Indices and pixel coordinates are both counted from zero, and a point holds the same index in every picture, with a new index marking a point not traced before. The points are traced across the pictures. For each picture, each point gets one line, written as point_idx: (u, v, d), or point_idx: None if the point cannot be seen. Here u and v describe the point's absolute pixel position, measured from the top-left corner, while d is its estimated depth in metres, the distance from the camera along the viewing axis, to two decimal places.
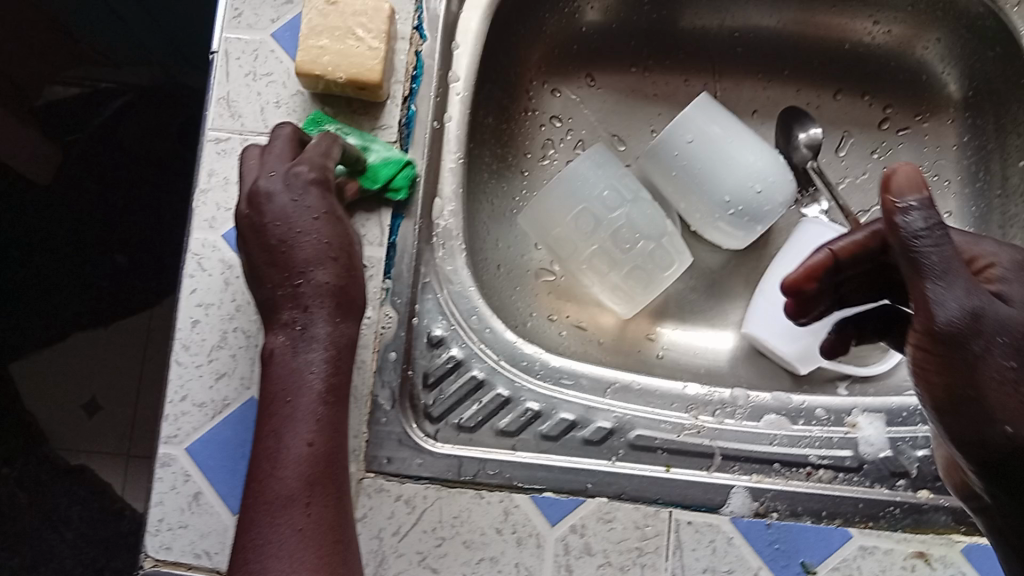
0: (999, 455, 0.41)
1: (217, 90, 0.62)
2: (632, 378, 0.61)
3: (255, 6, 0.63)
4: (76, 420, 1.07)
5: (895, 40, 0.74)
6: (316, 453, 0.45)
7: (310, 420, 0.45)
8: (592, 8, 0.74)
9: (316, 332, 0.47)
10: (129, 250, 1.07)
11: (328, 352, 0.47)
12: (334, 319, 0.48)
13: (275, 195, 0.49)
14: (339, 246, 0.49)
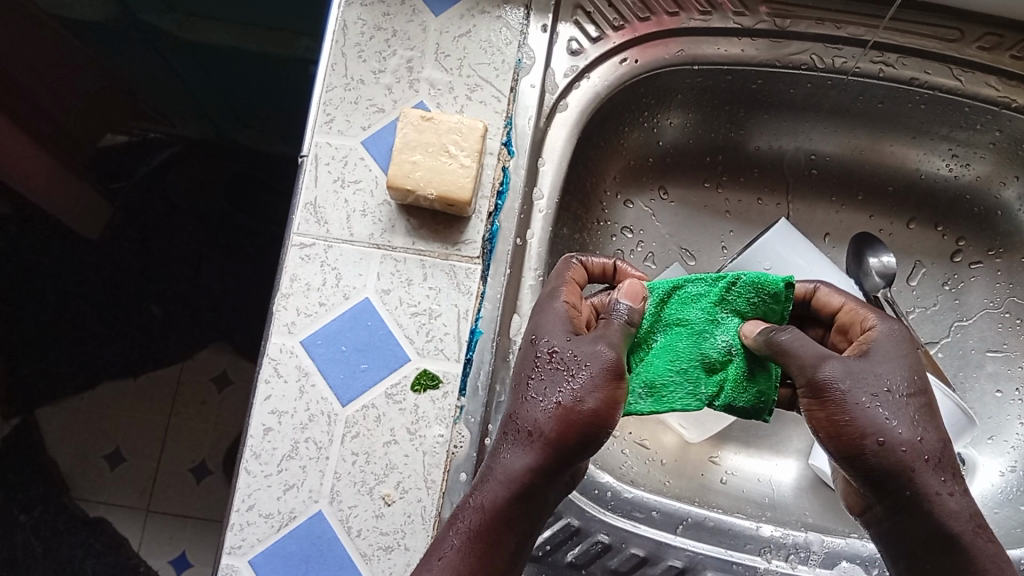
0: (869, 465, 0.44)
1: (305, 194, 0.62)
2: (706, 515, 0.61)
3: (347, 113, 0.64)
4: (98, 471, 1.08)
5: (973, 176, 0.73)
6: (453, 560, 0.47)
7: (465, 529, 0.48)
8: (671, 124, 0.73)
9: (503, 455, 0.48)
10: (164, 301, 1.08)
11: (506, 477, 0.47)
12: (523, 448, 0.47)
13: (545, 319, 0.51)
14: (574, 380, 0.47)
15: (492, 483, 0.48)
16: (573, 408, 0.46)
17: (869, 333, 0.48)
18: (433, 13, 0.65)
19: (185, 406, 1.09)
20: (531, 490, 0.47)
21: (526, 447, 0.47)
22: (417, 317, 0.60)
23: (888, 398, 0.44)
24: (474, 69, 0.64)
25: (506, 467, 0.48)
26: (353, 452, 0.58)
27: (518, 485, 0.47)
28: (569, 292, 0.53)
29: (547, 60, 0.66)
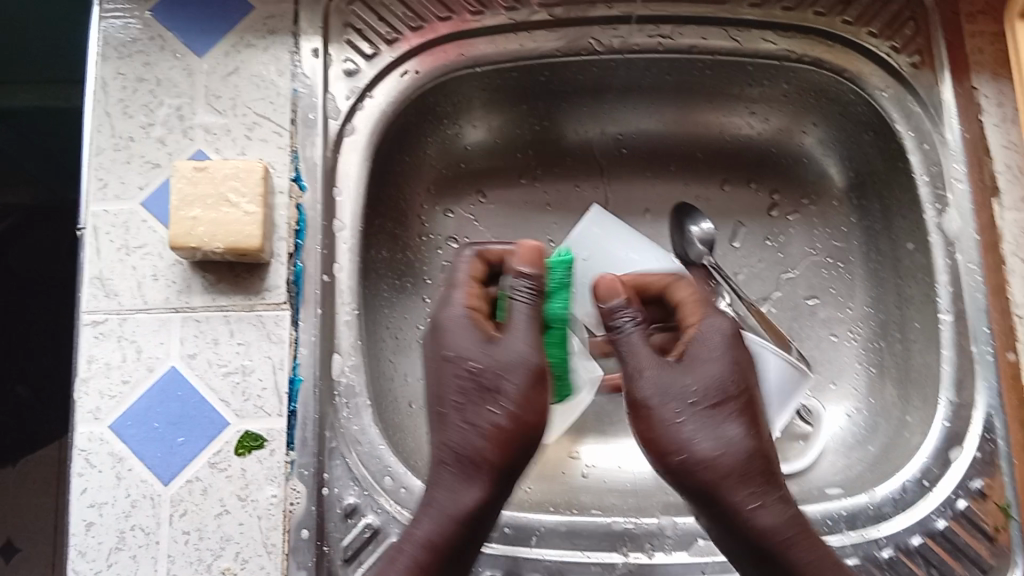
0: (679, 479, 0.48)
1: (89, 269, 0.58)
2: (557, 520, 0.59)
3: (121, 175, 0.60)
4: None
5: (775, 130, 0.74)
6: None
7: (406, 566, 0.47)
8: (473, 127, 0.72)
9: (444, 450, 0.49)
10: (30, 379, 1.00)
11: (451, 511, 0.47)
12: (469, 477, 0.48)
13: (448, 333, 0.50)
14: (510, 395, 0.48)
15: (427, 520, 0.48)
16: (510, 428, 0.48)
17: (692, 331, 0.51)
18: (197, 54, 0.62)
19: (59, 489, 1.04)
20: (476, 519, 0.48)
21: (470, 474, 0.48)
22: (229, 377, 0.57)
23: (692, 411, 0.47)
24: (248, 107, 0.61)
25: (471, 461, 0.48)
26: (183, 531, 0.55)
27: (467, 516, 0.48)
28: (467, 295, 0.52)
29: (325, 84, 0.63)
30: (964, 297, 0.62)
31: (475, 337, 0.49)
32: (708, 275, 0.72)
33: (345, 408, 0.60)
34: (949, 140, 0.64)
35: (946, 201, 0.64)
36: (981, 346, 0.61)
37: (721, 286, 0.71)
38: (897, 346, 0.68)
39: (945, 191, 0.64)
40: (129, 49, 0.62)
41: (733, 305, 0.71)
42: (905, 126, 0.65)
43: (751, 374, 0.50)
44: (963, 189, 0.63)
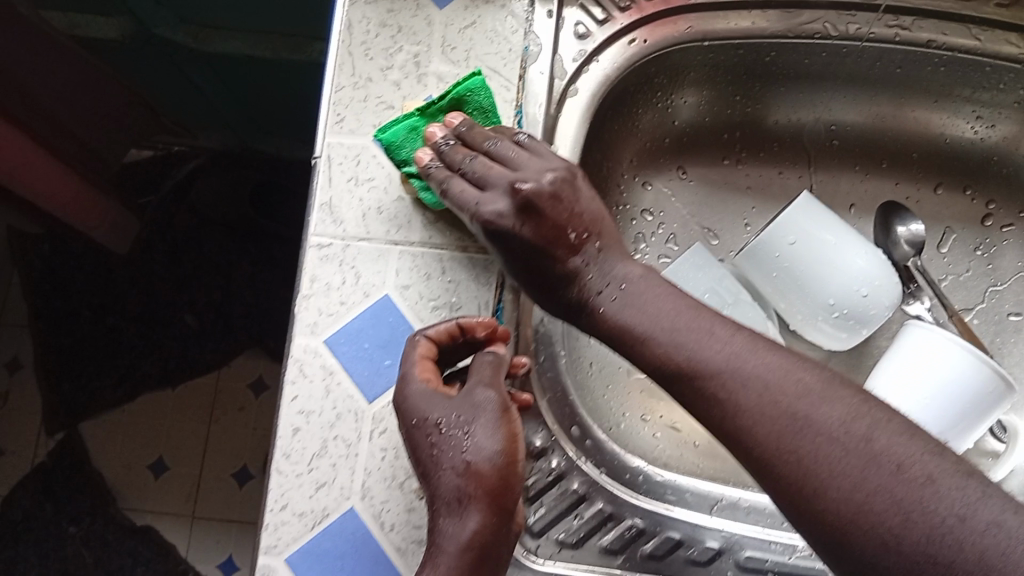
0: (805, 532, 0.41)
1: (320, 195, 0.62)
2: (739, 496, 0.62)
3: (357, 111, 0.64)
4: (144, 481, 1.09)
5: (999, 137, 0.71)
6: None
7: None
8: (685, 103, 0.73)
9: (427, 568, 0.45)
10: (197, 311, 1.11)
11: (463, 549, 0.44)
12: (467, 515, 0.45)
13: (409, 402, 0.49)
14: (456, 443, 0.47)
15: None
16: (483, 466, 0.46)
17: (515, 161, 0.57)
18: (438, 6, 0.65)
19: (224, 413, 1.11)
20: (482, 559, 0.45)
21: (468, 511, 0.46)
22: (438, 311, 0.60)
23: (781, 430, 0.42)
24: (481, 60, 0.64)
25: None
26: (382, 447, 0.58)
27: (471, 552, 0.44)
28: (425, 370, 0.51)
29: (555, 46, 0.65)
30: None
31: (449, 448, 0.47)
32: (911, 277, 0.70)
33: (542, 355, 0.62)
34: None
35: None
36: None
37: (923, 290, 0.71)
38: None
39: None
40: None
41: (931, 309, 0.70)
42: None
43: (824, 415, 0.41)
44: None
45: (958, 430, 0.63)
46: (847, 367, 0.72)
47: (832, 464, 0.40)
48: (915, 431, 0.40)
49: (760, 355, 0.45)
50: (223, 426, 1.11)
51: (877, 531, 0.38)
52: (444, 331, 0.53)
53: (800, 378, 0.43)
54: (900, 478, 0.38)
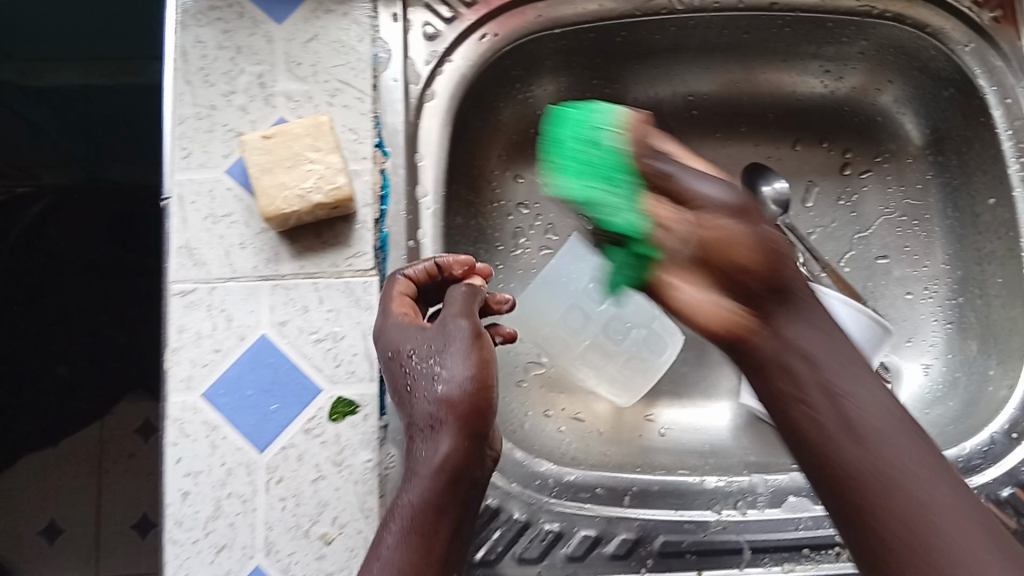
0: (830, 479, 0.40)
1: (175, 239, 0.58)
2: (649, 482, 0.62)
3: (204, 144, 0.60)
4: (33, 549, 1.00)
5: (849, 87, 0.73)
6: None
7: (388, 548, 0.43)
8: (545, 91, 0.71)
9: (401, 498, 0.44)
10: (72, 360, 0.98)
11: (432, 476, 0.43)
12: (438, 440, 0.43)
13: (389, 335, 0.48)
14: (432, 361, 0.45)
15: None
16: (452, 392, 0.43)
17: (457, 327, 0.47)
18: (277, 22, 0.62)
19: (113, 463, 1.01)
20: (455, 484, 0.43)
21: (441, 435, 0.43)
22: (321, 343, 0.57)
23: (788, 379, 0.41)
24: (330, 73, 0.61)
25: (412, 526, 0.43)
26: (280, 497, 0.55)
27: (444, 477, 0.43)
28: (405, 309, 0.50)
29: (405, 50, 0.63)
30: None
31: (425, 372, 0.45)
32: (781, 235, 0.72)
33: None
34: None
35: None
36: None
37: (793, 247, 0.72)
38: (977, 303, 0.69)
39: None
40: (207, 18, 0.62)
41: (806, 263, 0.71)
42: (987, 81, 0.65)
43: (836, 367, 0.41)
44: None
45: None
46: None
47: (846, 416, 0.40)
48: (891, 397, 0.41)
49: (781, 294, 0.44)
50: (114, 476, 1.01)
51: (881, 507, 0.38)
52: (422, 268, 0.53)
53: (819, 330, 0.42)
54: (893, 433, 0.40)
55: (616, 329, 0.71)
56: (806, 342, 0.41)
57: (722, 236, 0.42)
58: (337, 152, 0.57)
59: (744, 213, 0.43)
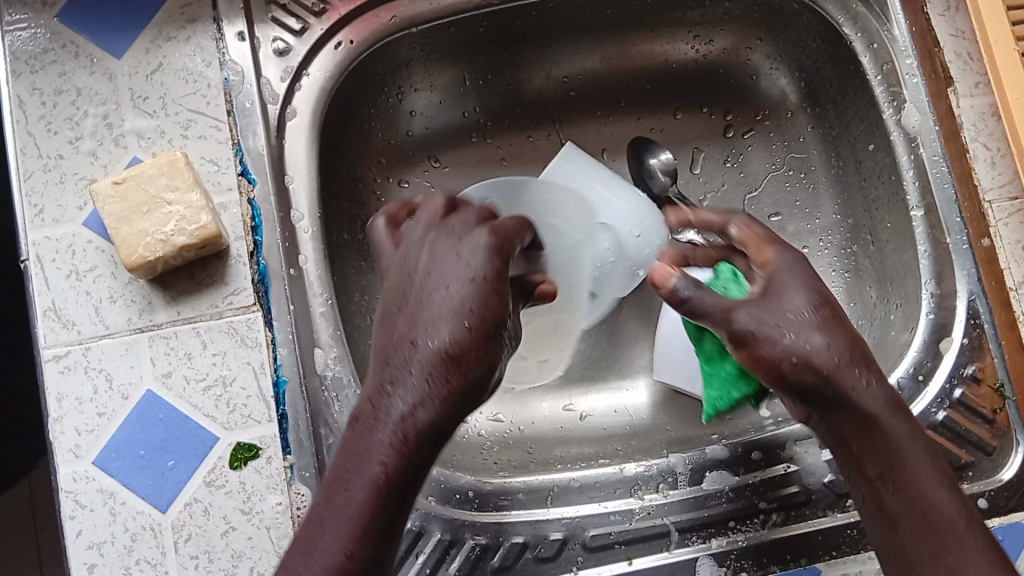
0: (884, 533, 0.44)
1: (40, 302, 0.55)
2: (570, 478, 0.61)
3: (56, 197, 0.56)
4: None
5: (720, 50, 0.73)
6: (385, 478, 0.37)
7: (386, 451, 0.37)
8: (416, 91, 0.69)
9: (425, 345, 0.38)
10: None
11: (442, 384, 0.37)
12: (463, 335, 0.38)
13: (459, 215, 0.43)
14: (486, 277, 0.39)
15: (370, 510, 0.37)
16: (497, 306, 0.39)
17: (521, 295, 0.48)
18: (114, 57, 0.59)
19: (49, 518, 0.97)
20: (459, 397, 0.38)
21: (464, 333, 0.38)
22: (210, 390, 0.55)
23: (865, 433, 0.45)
24: (180, 104, 0.58)
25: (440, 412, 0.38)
26: (192, 555, 0.53)
27: (455, 382, 0.37)
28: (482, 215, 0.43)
29: (257, 69, 0.60)
30: (932, 189, 0.63)
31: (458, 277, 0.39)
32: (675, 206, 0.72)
33: (336, 401, 0.57)
34: (897, 35, 0.65)
35: (901, 97, 0.65)
36: (956, 236, 0.63)
37: None
38: (871, 248, 0.69)
39: (900, 87, 0.65)
40: (40, 62, 0.58)
41: None
42: (852, 28, 0.65)
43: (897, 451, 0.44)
44: (916, 83, 0.64)
45: None
46: (643, 310, 0.73)
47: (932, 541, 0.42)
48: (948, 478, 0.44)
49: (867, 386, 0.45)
50: (53, 532, 0.97)
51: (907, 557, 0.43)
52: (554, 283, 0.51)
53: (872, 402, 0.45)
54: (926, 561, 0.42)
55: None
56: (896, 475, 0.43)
57: (754, 357, 0.45)
58: (197, 188, 0.54)
59: (828, 317, 0.45)
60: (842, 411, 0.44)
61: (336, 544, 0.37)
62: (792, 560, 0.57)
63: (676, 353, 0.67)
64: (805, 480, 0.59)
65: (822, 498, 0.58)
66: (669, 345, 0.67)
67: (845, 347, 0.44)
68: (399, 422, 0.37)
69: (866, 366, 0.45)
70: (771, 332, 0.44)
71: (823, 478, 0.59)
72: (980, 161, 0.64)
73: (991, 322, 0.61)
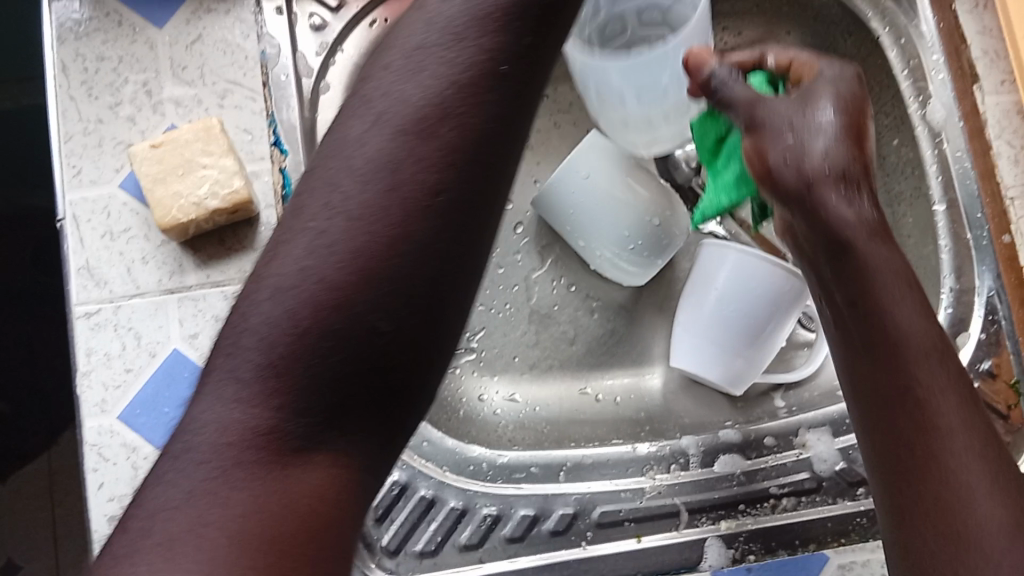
0: (916, 495, 0.42)
1: (75, 260, 0.56)
2: (582, 455, 0.63)
3: (94, 159, 0.58)
4: None
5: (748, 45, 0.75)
6: (357, 227, 0.33)
7: (363, 181, 0.33)
8: None
9: (416, 73, 0.34)
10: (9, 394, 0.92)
11: (443, 88, 0.34)
12: (467, 35, 0.35)
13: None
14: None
15: (389, 162, 0.33)
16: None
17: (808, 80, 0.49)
18: (155, 26, 0.60)
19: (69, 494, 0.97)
20: (460, 106, 0.34)
21: (463, 40, 0.35)
22: None
23: (926, 358, 0.43)
24: (218, 75, 0.60)
25: (469, 62, 0.35)
26: None
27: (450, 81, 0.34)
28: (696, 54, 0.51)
29: (293, 44, 0.62)
30: (954, 184, 0.64)
31: None
32: (697, 197, 0.74)
33: None
34: (925, 31, 0.66)
35: (927, 92, 0.66)
36: (977, 232, 0.63)
37: None
38: None
39: (926, 82, 0.66)
40: (85, 29, 0.60)
41: (723, 224, 0.74)
42: (880, 22, 0.67)
43: (941, 403, 0.42)
44: (943, 79, 0.65)
45: (754, 348, 0.66)
46: (662, 298, 0.73)
47: (975, 520, 0.40)
48: (998, 473, 0.41)
49: (914, 317, 0.44)
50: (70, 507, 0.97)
51: (926, 527, 0.41)
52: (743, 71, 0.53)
53: (930, 352, 0.43)
54: (939, 542, 0.40)
55: (613, 100, 0.59)
56: (946, 433, 0.42)
57: (756, 150, 0.46)
58: (230, 155, 0.56)
59: (849, 126, 0.45)
60: (823, 234, 0.45)
61: (347, 212, 0.33)
62: (801, 544, 0.56)
63: (691, 340, 0.67)
64: (814, 467, 0.60)
65: (833, 485, 0.59)
66: (685, 332, 0.68)
67: (852, 160, 0.45)
68: (380, 109, 0.34)
69: (866, 184, 0.45)
70: (776, 125, 0.46)
71: (834, 466, 0.60)
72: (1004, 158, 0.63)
73: (1008, 318, 0.61)
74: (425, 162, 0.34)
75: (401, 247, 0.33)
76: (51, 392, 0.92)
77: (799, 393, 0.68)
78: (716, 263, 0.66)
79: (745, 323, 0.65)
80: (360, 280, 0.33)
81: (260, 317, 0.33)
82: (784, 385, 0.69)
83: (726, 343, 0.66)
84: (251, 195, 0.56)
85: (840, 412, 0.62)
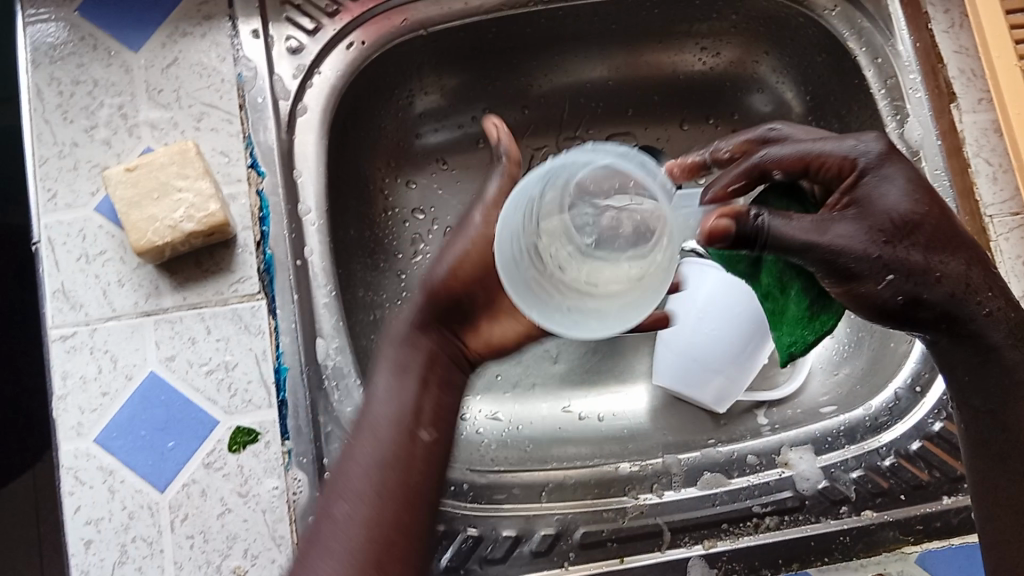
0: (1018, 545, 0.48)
1: (50, 283, 0.56)
2: (564, 475, 0.61)
3: (69, 182, 0.58)
4: None
5: (726, 62, 0.76)
6: (390, 458, 0.47)
7: (392, 425, 0.48)
8: (426, 93, 0.72)
9: (382, 393, 0.49)
10: None
11: (420, 390, 0.50)
12: (423, 331, 0.52)
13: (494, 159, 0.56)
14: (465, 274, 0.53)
15: (407, 363, 0.51)
16: (436, 283, 0.52)
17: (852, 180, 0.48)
18: (130, 49, 0.60)
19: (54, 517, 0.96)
20: (448, 382, 0.52)
21: (423, 333, 0.52)
22: (212, 375, 0.56)
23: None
24: (194, 97, 0.60)
25: (436, 350, 0.52)
26: (186, 535, 0.53)
27: (428, 364, 0.51)
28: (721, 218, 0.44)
29: (269, 64, 0.62)
30: None
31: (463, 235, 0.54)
32: None
33: (336, 390, 0.58)
34: (901, 50, 0.67)
35: (905, 111, 0.66)
36: None
37: None
38: None
39: (903, 101, 0.66)
40: (60, 53, 0.60)
41: None
42: (857, 42, 0.67)
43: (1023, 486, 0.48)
44: (921, 98, 0.66)
45: (727, 370, 0.66)
46: None
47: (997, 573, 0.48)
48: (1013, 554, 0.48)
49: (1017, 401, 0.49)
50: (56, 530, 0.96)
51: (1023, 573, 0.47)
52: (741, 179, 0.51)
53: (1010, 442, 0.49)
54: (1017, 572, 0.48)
55: None
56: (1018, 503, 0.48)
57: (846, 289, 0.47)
58: (207, 177, 0.56)
59: (920, 191, 0.48)
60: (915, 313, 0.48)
61: (395, 406, 0.49)
62: (784, 564, 0.57)
63: (669, 356, 0.67)
64: (797, 485, 0.59)
65: (816, 504, 0.59)
66: (665, 349, 0.68)
67: (909, 216, 0.47)
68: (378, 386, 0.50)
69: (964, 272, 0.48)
70: (869, 263, 0.46)
71: (817, 485, 0.59)
72: (982, 175, 0.64)
73: None
74: (419, 389, 0.50)
75: (418, 462, 0.48)
76: (36, 412, 0.91)
77: (783, 410, 0.68)
78: (697, 282, 0.67)
79: (718, 344, 0.65)
80: (406, 502, 0.46)
81: (337, 540, 0.44)
82: (767, 402, 0.69)
83: (698, 363, 0.66)
84: (227, 216, 0.55)
85: (823, 431, 0.62)
